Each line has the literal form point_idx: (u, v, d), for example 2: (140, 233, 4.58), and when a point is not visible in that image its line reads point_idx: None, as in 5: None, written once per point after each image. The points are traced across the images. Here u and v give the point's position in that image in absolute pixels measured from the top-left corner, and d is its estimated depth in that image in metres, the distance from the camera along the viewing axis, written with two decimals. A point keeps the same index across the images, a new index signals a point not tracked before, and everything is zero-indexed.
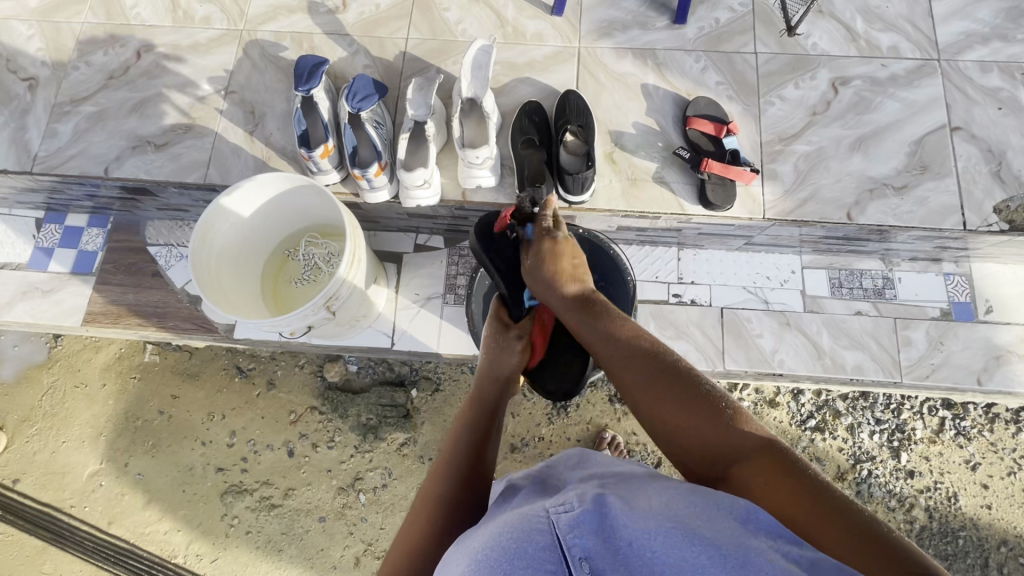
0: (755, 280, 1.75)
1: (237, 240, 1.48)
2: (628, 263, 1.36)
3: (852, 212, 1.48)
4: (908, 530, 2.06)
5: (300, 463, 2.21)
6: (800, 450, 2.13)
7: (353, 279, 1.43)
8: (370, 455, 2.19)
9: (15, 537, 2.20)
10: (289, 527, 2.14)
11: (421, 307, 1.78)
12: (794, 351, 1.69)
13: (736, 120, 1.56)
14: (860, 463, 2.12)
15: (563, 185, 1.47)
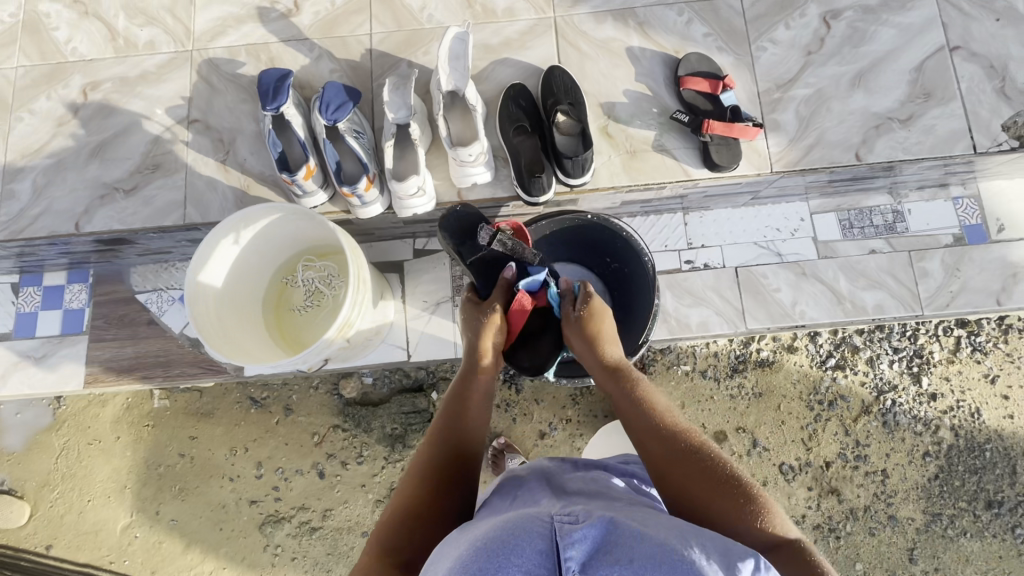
0: (766, 234, 1.71)
1: (230, 278, 1.41)
2: (645, 245, 1.33)
3: (860, 152, 1.44)
4: (937, 451, 2.10)
5: (332, 482, 2.19)
6: (823, 390, 2.14)
7: (361, 303, 1.37)
8: (402, 464, 2.18)
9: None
10: (334, 547, 2.14)
11: (432, 314, 1.72)
12: (814, 300, 1.67)
13: (730, 73, 1.48)
14: (883, 394, 2.14)
15: (562, 170, 1.40)
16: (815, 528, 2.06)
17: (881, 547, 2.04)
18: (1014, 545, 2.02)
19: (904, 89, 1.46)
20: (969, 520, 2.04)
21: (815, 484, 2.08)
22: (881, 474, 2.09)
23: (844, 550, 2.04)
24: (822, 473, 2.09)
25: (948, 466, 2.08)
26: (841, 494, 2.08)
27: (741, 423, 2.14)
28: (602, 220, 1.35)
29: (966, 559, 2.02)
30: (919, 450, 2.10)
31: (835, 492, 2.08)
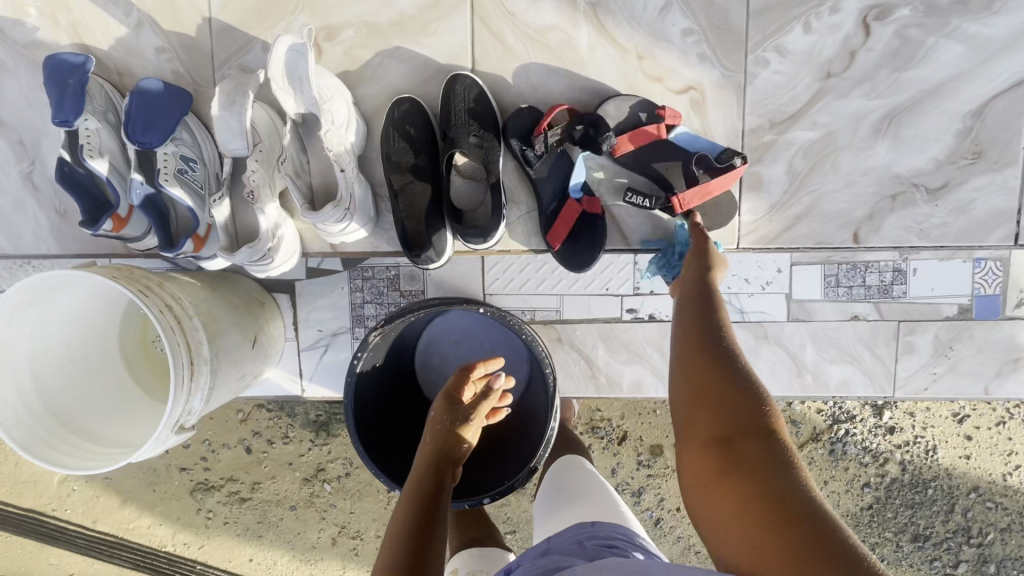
0: (729, 285, 1.39)
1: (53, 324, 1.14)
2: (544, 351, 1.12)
3: (860, 232, 1.33)
4: (879, 482, 2.00)
5: (260, 458, 2.13)
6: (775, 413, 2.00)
7: (200, 384, 1.10)
8: (328, 448, 2.11)
9: (6, 538, 2.24)
10: (263, 517, 2.16)
11: (327, 346, 1.48)
12: (770, 368, 1.41)
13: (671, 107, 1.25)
14: (838, 423, 1.99)
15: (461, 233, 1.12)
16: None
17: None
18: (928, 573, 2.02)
19: (949, 142, 1.29)
20: (889, 548, 2.02)
21: None
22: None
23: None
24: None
25: (885, 498, 2.00)
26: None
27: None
28: (498, 315, 1.13)
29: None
30: (859, 481, 2.00)
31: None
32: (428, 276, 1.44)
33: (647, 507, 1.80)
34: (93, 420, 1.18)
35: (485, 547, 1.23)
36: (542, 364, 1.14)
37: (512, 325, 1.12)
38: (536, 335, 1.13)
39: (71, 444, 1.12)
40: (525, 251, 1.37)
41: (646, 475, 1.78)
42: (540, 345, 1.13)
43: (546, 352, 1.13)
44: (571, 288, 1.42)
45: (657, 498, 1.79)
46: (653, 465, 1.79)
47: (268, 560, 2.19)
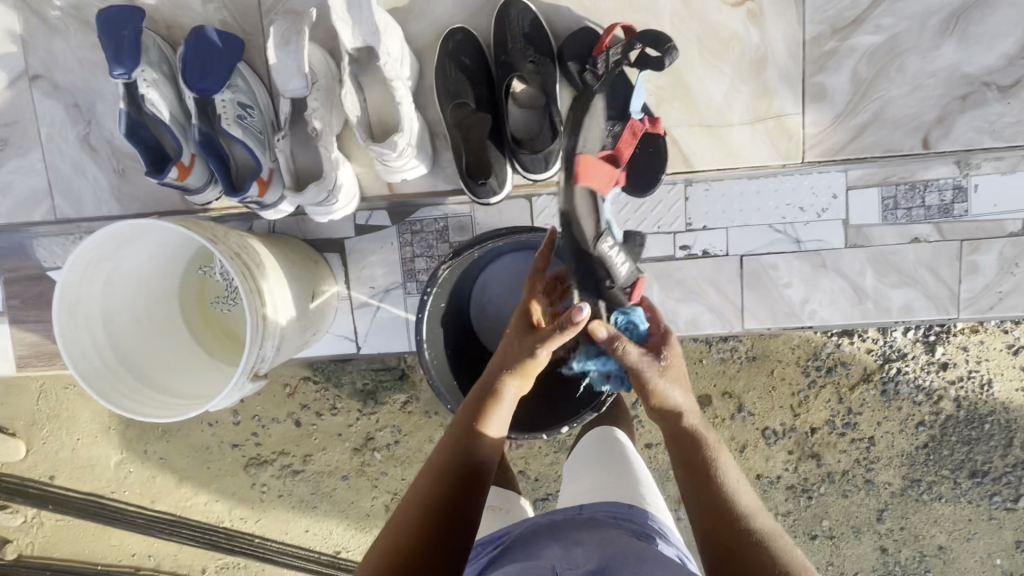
0: (785, 215, 1.37)
1: (118, 281, 1.16)
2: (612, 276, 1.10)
3: (930, 138, 1.31)
4: (933, 420, 1.98)
5: (309, 431, 2.15)
6: (824, 356, 1.98)
7: (270, 332, 1.11)
8: (376, 416, 2.13)
9: (68, 522, 2.30)
10: (317, 487, 2.20)
11: (381, 302, 1.49)
12: (830, 298, 1.40)
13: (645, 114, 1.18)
14: (889, 362, 1.96)
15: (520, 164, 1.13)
16: (789, 488, 2.05)
17: (849, 506, 2.03)
18: (987, 510, 1.99)
19: (1017, 37, 1.27)
20: (946, 486, 1.99)
21: (795, 449, 2.03)
22: (867, 442, 2.00)
23: (814, 510, 2.04)
24: (806, 439, 2.02)
25: (941, 436, 1.97)
26: (821, 459, 2.02)
27: (729, 387, 2.03)
28: (564, 244, 1.12)
29: (934, 521, 2.02)
30: (914, 420, 1.98)
31: (815, 456, 2.03)
32: (477, 226, 1.44)
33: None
34: (168, 379, 1.19)
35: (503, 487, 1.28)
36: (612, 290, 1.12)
37: (579, 252, 1.11)
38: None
39: (152, 400, 1.14)
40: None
41: None
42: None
43: (615, 278, 1.12)
44: (622, 228, 1.41)
45: None
46: None
47: (324, 531, 2.23)
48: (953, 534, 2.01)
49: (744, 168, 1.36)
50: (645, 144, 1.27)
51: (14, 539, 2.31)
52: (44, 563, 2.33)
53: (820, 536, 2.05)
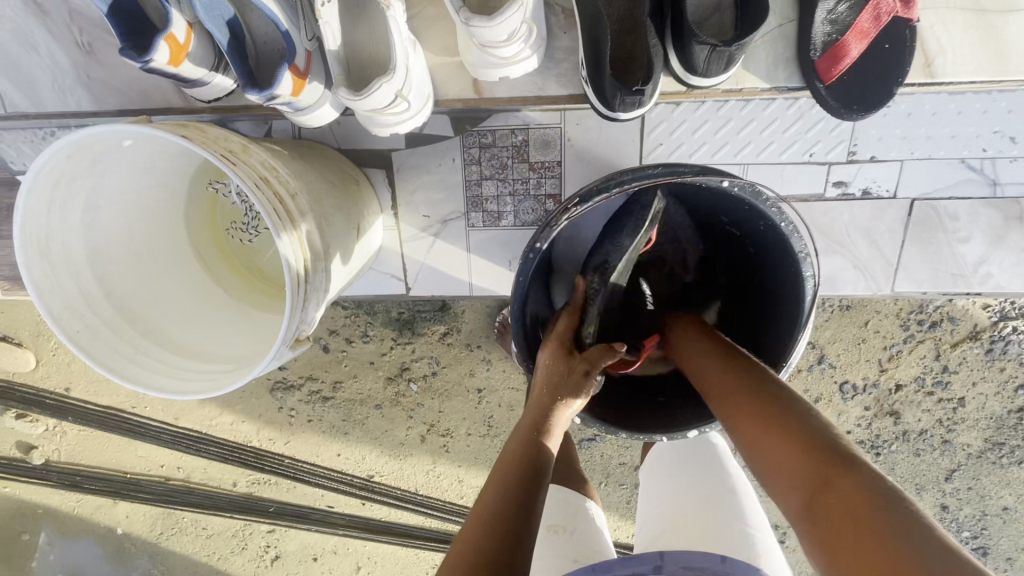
0: (988, 147, 1.03)
1: (106, 199, 0.86)
2: (803, 249, 0.73)
3: None
4: None
5: (340, 357, 1.67)
6: (930, 309, 1.40)
7: (312, 282, 0.82)
8: (412, 347, 1.64)
9: (95, 434, 1.75)
10: (349, 416, 1.72)
11: (436, 236, 1.19)
12: (1014, 260, 1.09)
13: (819, 63, 0.97)
14: (1004, 320, 1.39)
15: (685, 62, 0.85)
16: (855, 444, 1.52)
17: (914, 466, 1.53)
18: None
19: None
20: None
21: (873, 406, 1.49)
22: (956, 403, 1.46)
23: (878, 467, 1.53)
24: (886, 396, 1.48)
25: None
26: (899, 418, 1.49)
27: (811, 337, 1.45)
28: (746, 193, 0.72)
29: (1005, 483, 1.51)
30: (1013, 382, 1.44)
31: (892, 415, 1.50)
32: (567, 143, 1.10)
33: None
34: (181, 331, 0.93)
35: (568, 490, 1.11)
36: (797, 267, 0.75)
37: (766, 208, 0.72)
38: (797, 225, 0.72)
39: (160, 361, 0.87)
40: (771, 92, 1.02)
41: None
42: (801, 241, 0.73)
43: (806, 250, 0.74)
44: (760, 155, 1.07)
45: None
46: None
47: (357, 455, 1.75)
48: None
49: (948, 81, 0.99)
50: (883, 36, 0.96)
51: (38, 448, 1.76)
52: (68, 470, 1.78)
53: None
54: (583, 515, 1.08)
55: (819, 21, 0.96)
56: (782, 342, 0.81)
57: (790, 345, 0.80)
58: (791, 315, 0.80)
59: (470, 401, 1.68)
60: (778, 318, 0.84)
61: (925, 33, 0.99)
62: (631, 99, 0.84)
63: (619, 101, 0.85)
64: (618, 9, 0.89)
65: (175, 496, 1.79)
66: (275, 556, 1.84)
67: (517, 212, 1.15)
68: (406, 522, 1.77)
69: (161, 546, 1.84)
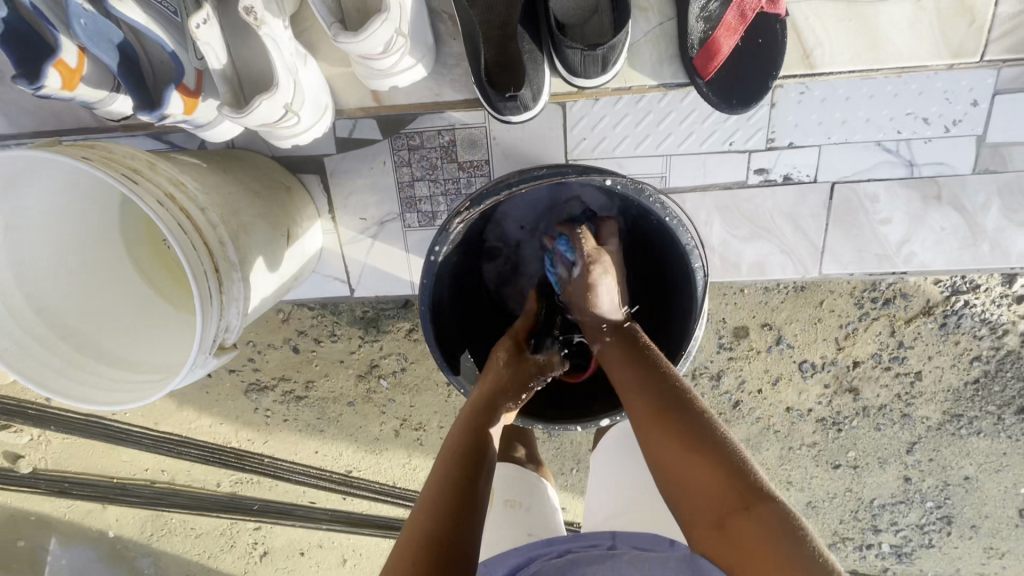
0: (901, 129, 1.04)
1: (27, 215, 0.88)
2: (689, 242, 0.79)
3: None
4: (987, 360, 1.43)
5: (310, 357, 1.68)
6: (882, 286, 1.40)
7: (227, 293, 0.85)
8: (380, 344, 1.66)
9: (79, 441, 1.79)
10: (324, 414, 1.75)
11: (375, 238, 1.21)
12: (937, 238, 1.11)
13: (697, 60, 0.99)
14: (957, 295, 1.38)
15: (565, 64, 0.88)
16: (817, 422, 1.53)
17: (876, 440, 1.53)
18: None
19: None
20: (988, 422, 1.48)
21: (833, 383, 1.48)
22: (914, 377, 1.46)
23: (839, 443, 1.54)
24: (844, 372, 1.47)
25: (998, 371, 1.43)
26: (858, 394, 1.49)
27: (768, 318, 1.45)
28: (630, 189, 0.78)
29: (965, 453, 1.51)
30: (968, 355, 1.43)
31: (852, 391, 1.50)
32: (493, 142, 1.12)
33: (726, 390, 1.51)
34: (117, 342, 0.96)
35: (526, 469, 1.13)
36: (687, 258, 0.80)
37: (650, 203, 0.78)
38: (682, 218, 0.78)
39: (93, 373, 0.91)
40: (658, 88, 1.05)
41: (728, 358, 1.48)
42: (687, 233, 0.78)
43: (693, 242, 0.79)
44: (681, 145, 1.09)
45: (739, 381, 1.50)
46: (735, 347, 1.48)
47: (334, 451, 1.78)
48: (983, 467, 1.52)
49: (856, 66, 1.01)
50: (757, 32, 0.99)
51: (24, 457, 1.80)
52: (56, 478, 1.83)
53: (840, 468, 1.56)
54: (539, 491, 1.11)
55: (694, 19, 0.99)
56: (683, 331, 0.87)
57: (688, 329, 0.86)
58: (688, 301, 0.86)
59: (440, 395, 1.71)
60: (680, 309, 0.89)
61: (798, 25, 1.01)
62: (518, 101, 0.87)
63: (508, 105, 0.87)
64: (498, 16, 0.89)
65: (160, 498, 1.84)
66: (263, 551, 1.89)
67: (451, 211, 1.17)
68: (385, 515, 1.81)
69: (152, 546, 1.90)
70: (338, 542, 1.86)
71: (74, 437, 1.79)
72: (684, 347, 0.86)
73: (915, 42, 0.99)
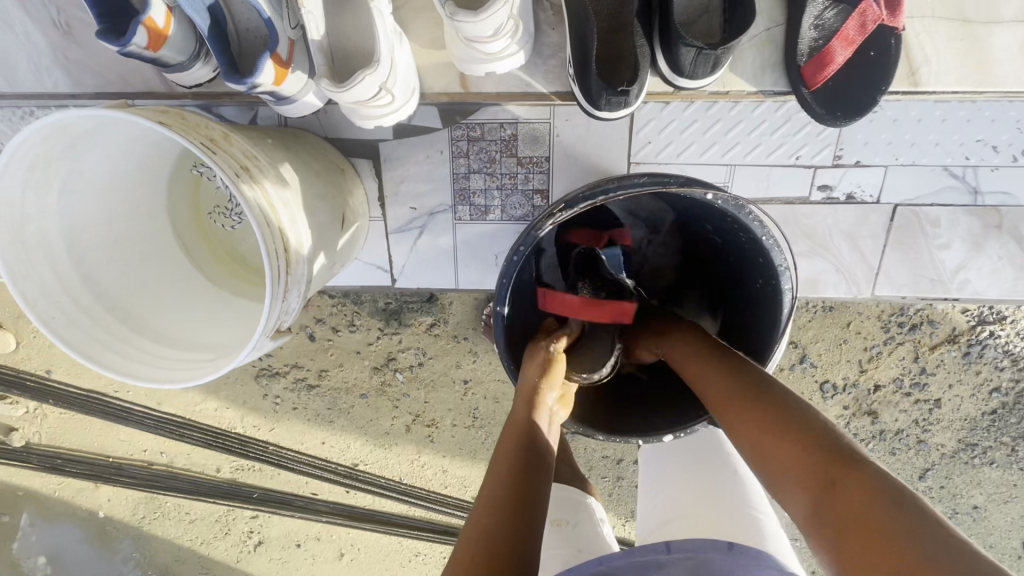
0: (970, 155, 1.04)
1: (83, 177, 0.84)
2: (784, 264, 0.74)
3: None
4: (1008, 391, 1.42)
5: (326, 346, 1.62)
6: (912, 313, 1.39)
7: (294, 276, 0.82)
8: (399, 337, 1.61)
9: (77, 417, 1.72)
10: (336, 406, 1.69)
11: (421, 230, 1.18)
12: (991, 268, 1.11)
13: (805, 67, 0.97)
14: (982, 325, 1.38)
15: (672, 62, 0.86)
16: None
17: (890, 465, 1.52)
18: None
19: None
20: (1001, 451, 1.47)
21: (852, 405, 1.47)
22: (933, 404, 1.45)
23: None
24: (865, 395, 1.46)
25: (1017, 404, 1.43)
26: (876, 417, 1.48)
27: (794, 335, 1.44)
28: (730, 206, 0.72)
29: (975, 482, 1.51)
30: (987, 385, 1.43)
31: (870, 414, 1.49)
32: (555, 139, 1.09)
33: None
34: (161, 318, 0.91)
35: (567, 487, 1.07)
36: (778, 280, 0.76)
37: (749, 223, 0.72)
38: (779, 240, 0.73)
39: (140, 349, 0.86)
40: (756, 95, 1.03)
41: None
42: (781, 255, 0.74)
43: (787, 264, 0.75)
44: (747, 156, 1.07)
45: None
46: None
47: (342, 444, 1.73)
48: (992, 497, 1.52)
49: (937, 91, 1.00)
50: (869, 45, 0.96)
51: (18, 430, 1.73)
52: (48, 454, 1.76)
53: None
54: (584, 510, 1.05)
55: (806, 26, 0.97)
56: (756, 356, 0.84)
57: (765, 351, 0.83)
58: (766, 323, 0.82)
59: (456, 392, 1.66)
60: (753, 330, 0.86)
61: (909, 40, 1.00)
62: (621, 97, 0.84)
63: (613, 102, 0.85)
64: (603, 6, 0.89)
65: (157, 480, 1.77)
66: (258, 541, 1.83)
67: (505, 207, 1.15)
68: (390, 510, 1.77)
69: (145, 530, 1.84)
70: (337, 536, 1.81)
71: (72, 413, 1.72)
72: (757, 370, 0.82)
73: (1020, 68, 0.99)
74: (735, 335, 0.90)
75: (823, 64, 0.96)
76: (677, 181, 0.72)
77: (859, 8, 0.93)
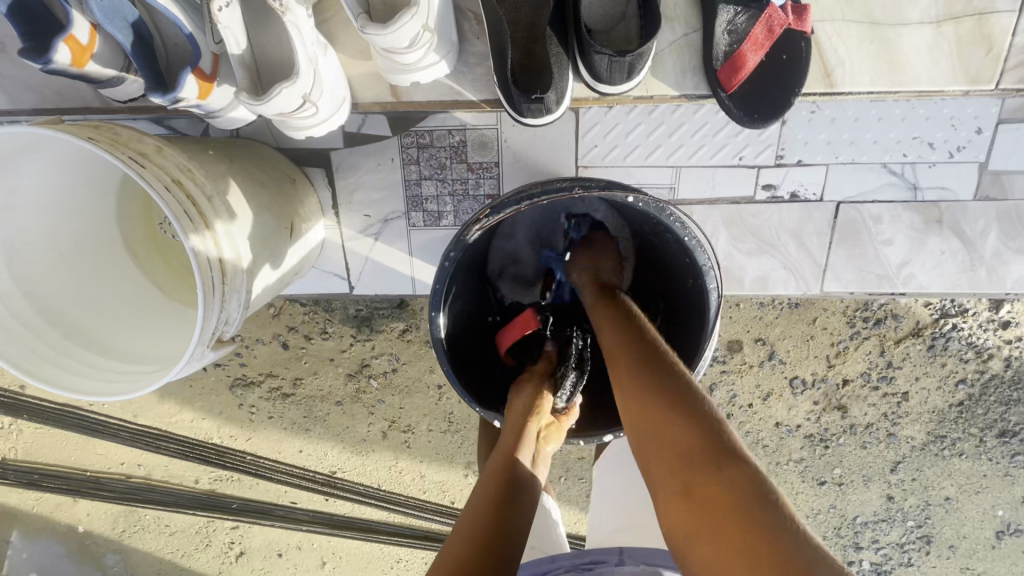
0: (907, 152, 1.06)
1: (21, 192, 0.85)
2: (707, 264, 0.79)
3: None
4: (972, 383, 1.42)
5: (298, 354, 1.61)
6: (876, 306, 1.38)
7: (230, 289, 0.82)
8: (370, 343, 1.59)
9: (51, 432, 1.71)
10: (310, 413, 1.67)
11: (377, 236, 1.19)
12: (935, 261, 1.12)
13: (722, 73, 0.99)
14: (946, 317, 1.37)
15: (590, 69, 0.90)
16: (806, 438, 1.51)
17: (862, 459, 1.52)
18: (1004, 467, 1.48)
19: None
20: (971, 443, 1.47)
21: (821, 401, 1.47)
22: (901, 397, 1.45)
23: (827, 460, 1.52)
24: (834, 390, 1.46)
25: (982, 395, 1.42)
26: (846, 412, 1.48)
27: (761, 332, 1.43)
28: (652, 208, 0.77)
29: (947, 474, 1.51)
30: (953, 377, 1.42)
31: (840, 409, 1.48)
32: (503, 144, 1.11)
33: (717, 403, 1.49)
34: (108, 329, 0.92)
35: None
36: (704, 279, 0.80)
37: (671, 222, 0.77)
38: (700, 239, 0.78)
39: (82, 361, 0.87)
40: (678, 99, 1.04)
41: (720, 370, 1.45)
42: (704, 254, 0.78)
43: (710, 263, 0.79)
44: (692, 157, 1.09)
45: (730, 394, 1.47)
46: (728, 360, 1.46)
47: (318, 452, 1.71)
48: (964, 489, 1.51)
49: (868, 89, 1.02)
50: (780, 48, 1.00)
51: None
52: (25, 469, 1.75)
53: (826, 484, 1.54)
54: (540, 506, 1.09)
55: (720, 32, 0.99)
56: (689, 355, 0.87)
57: (696, 351, 0.86)
58: (698, 322, 0.86)
59: (430, 398, 1.64)
60: (688, 328, 0.89)
61: (822, 45, 1.02)
62: (541, 106, 0.88)
63: (532, 108, 0.89)
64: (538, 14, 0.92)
65: (133, 494, 1.77)
66: (239, 552, 1.82)
67: (458, 212, 1.16)
68: (368, 518, 1.75)
69: (124, 543, 1.83)
70: (318, 545, 1.80)
71: (47, 428, 1.71)
72: (691, 367, 0.85)
73: (933, 68, 1.01)
74: (672, 335, 0.93)
75: (737, 69, 0.98)
76: (606, 186, 0.76)
77: (765, 13, 0.96)
